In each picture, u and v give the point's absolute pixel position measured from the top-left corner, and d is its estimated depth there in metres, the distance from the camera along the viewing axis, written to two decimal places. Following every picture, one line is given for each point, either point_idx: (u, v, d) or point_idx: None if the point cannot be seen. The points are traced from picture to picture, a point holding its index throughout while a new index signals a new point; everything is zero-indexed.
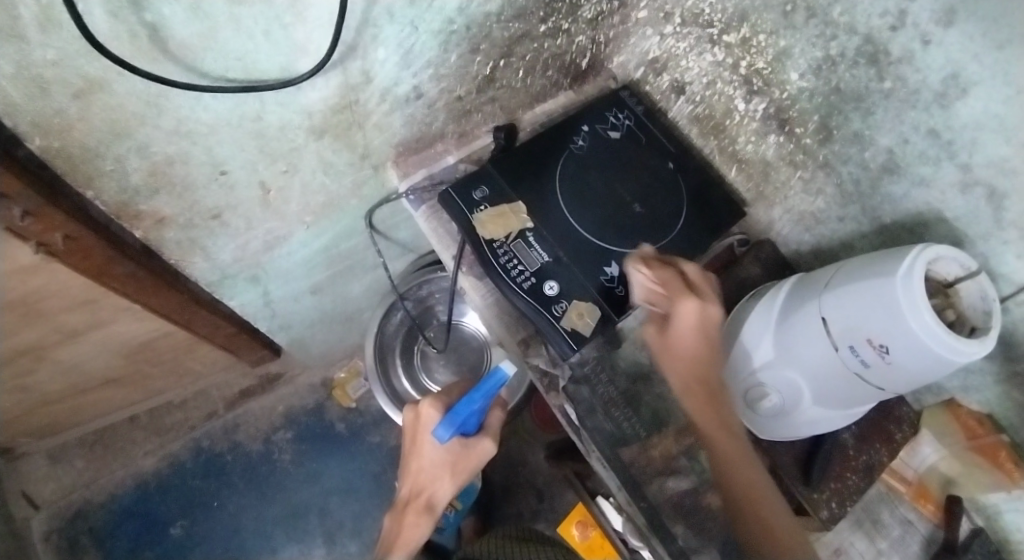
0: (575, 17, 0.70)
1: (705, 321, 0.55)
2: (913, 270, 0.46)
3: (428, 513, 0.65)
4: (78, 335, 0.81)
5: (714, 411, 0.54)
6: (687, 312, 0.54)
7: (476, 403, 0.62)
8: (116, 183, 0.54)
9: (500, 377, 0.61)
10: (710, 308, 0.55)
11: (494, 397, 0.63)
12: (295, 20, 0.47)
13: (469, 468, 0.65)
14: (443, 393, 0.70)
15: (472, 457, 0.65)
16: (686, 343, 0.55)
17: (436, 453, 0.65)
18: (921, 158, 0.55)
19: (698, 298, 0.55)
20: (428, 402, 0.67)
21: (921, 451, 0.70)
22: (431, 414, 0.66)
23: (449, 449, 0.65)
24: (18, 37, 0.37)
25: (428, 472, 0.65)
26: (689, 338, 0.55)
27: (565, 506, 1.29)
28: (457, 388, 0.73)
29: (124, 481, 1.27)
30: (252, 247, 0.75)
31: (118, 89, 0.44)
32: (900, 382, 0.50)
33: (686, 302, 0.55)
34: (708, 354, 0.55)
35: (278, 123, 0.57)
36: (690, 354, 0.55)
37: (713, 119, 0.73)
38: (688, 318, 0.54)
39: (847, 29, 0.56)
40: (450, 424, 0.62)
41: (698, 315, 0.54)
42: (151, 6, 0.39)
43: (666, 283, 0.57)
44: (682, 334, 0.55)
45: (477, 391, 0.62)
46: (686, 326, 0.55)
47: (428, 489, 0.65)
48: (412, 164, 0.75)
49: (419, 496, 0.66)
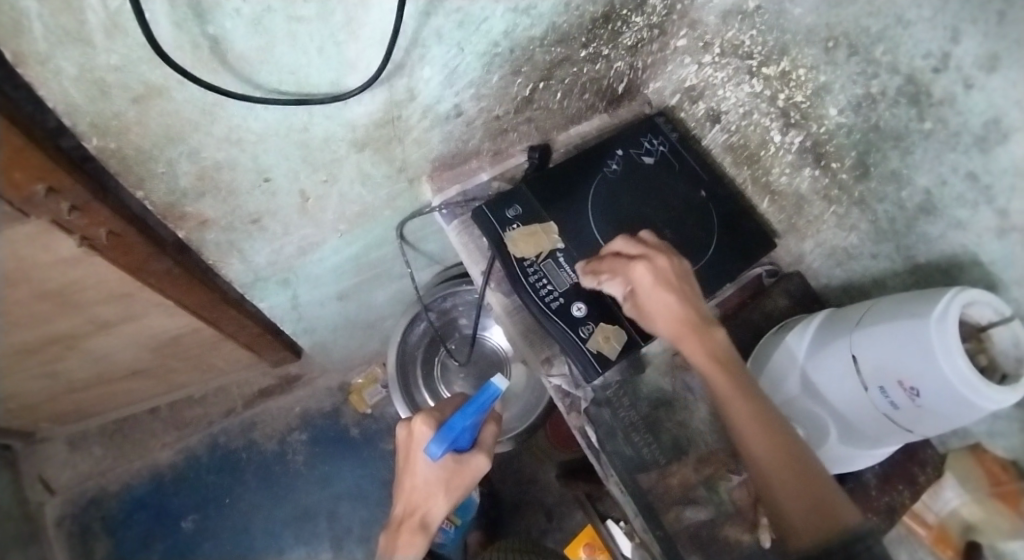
0: (616, 43, 0.70)
1: (659, 275, 0.60)
2: (947, 315, 0.46)
3: (422, 532, 0.65)
4: (110, 326, 0.83)
5: (706, 360, 0.57)
6: (642, 274, 0.60)
7: (468, 419, 0.63)
8: (165, 185, 0.56)
9: (493, 391, 0.62)
10: (658, 261, 0.61)
11: (486, 411, 0.64)
12: (348, 39, 0.49)
13: (463, 484, 0.66)
14: (436, 409, 0.71)
15: (466, 473, 0.66)
16: (655, 302, 0.59)
17: (429, 471, 0.66)
18: (959, 202, 0.54)
19: (646, 258, 0.61)
20: (420, 419, 0.67)
21: (943, 495, 0.67)
22: (423, 432, 0.67)
23: (443, 465, 0.66)
24: (84, 41, 0.38)
25: (422, 490, 0.66)
26: (655, 292, 0.59)
27: (573, 526, 1.28)
28: (451, 404, 0.73)
29: (140, 472, 1.29)
30: (285, 252, 0.77)
31: (176, 96, 0.46)
32: (928, 425, 0.50)
33: (639, 264, 0.60)
34: (679, 302, 0.59)
35: (323, 135, 0.58)
36: (660, 309, 0.59)
37: (748, 149, 0.74)
38: (645, 277, 0.60)
39: (889, 68, 0.56)
40: (443, 440, 0.63)
41: (650, 274, 0.60)
42: (215, 19, 0.41)
43: (614, 265, 0.62)
44: (645, 292, 0.60)
45: (470, 406, 0.63)
46: (645, 286, 0.60)
47: (422, 507, 0.66)
48: (447, 179, 0.77)
49: (413, 514, 0.66)
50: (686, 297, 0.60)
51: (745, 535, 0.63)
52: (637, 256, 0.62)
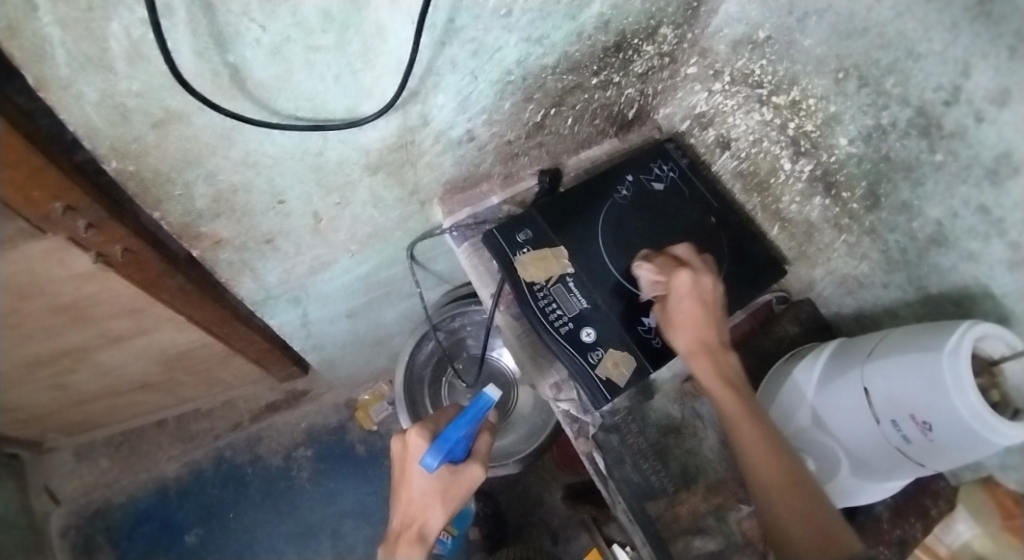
0: (626, 71, 0.71)
1: (699, 289, 0.61)
2: (959, 349, 0.45)
3: (420, 543, 0.64)
4: (122, 340, 0.84)
5: (717, 377, 0.58)
6: (683, 281, 0.61)
7: (462, 430, 0.64)
8: (181, 207, 0.57)
9: (486, 401, 0.63)
10: (703, 276, 0.62)
11: (479, 422, 0.65)
12: (365, 67, 0.50)
13: (460, 495, 0.66)
14: (430, 421, 0.71)
15: (462, 484, 0.66)
16: (686, 310, 0.60)
17: (425, 482, 0.65)
18: (971, 234, 0.54)
19: (690, 269, 0.62)
20: (414, 431, 0.67)
21: (955, 528, 0.66)
22: (418, 443, 0.67)
23: (439, 477, 0.65)
24: (107, 68, 0.39)
25: (418, 502, 0.65)
26: (690, 303, 0.60)
27: (577, 549, 1.26)
28: (445, 416, 0.74)
29: (145, 484, 1.29)
30: (297, 270, 0.77)
31: (195, 122, 0.47)
32: (941, 460, 0.49)
33: (684, 272, 0.61)
34: (707, 318, 0.60)
35: (337, 158, 0.59)
36: (690, 319, 0.60)
37: (758, 176, 0.74)
38: (686, 285, 0.61)
39: (900, 100, 0.56)
40: (438, 451, 0.63)
41: (693, 284, 0.61)
42: (235, 48, 0.42)
43: (664, 267, 0.65)
44: (679, 300, 0.61)
45: (464, 417, 0.64)
46: (681, 293, 0.61)
47: (420, 519, 0.65)
48: (457, 202, 0.78)
49: (410, 526, 0.65)
50: (716, 318, 0.61)
51: None
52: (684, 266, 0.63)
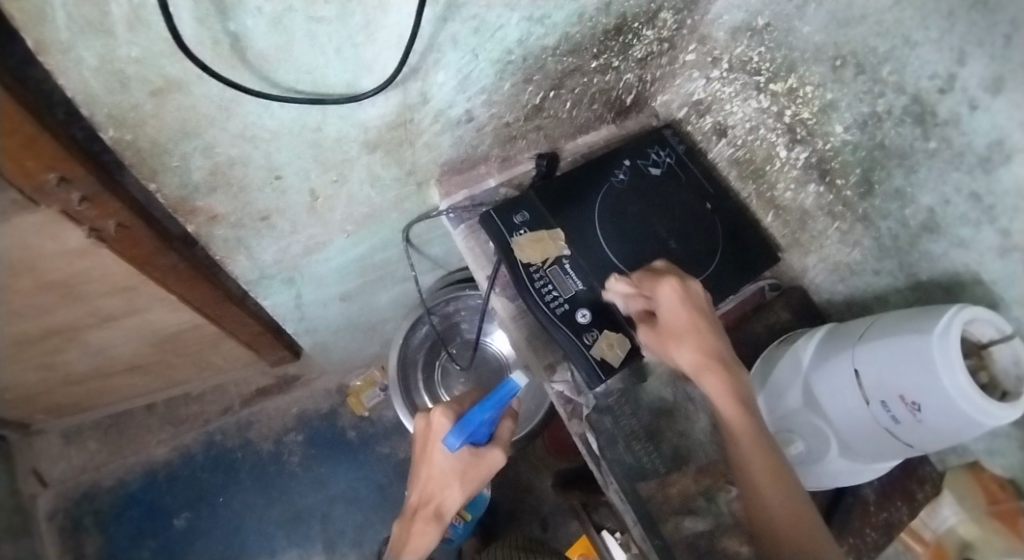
0: (626, 55, 0.71)
1: (689, 297, 0.60)
2: (949, 330, 0.46)
3: (436, 522, 0.66)
4: (112, 319, 0.83)
5: (728, 392, 0.56)
6: (667, 294, 0.60)
7: (487, 413, 0.64)
8: (178, 179, 0.56)
9: (511, 388, 0.63)
10: (690, 286, 0.61)
11: (504, 407, 0.65)
12: (366, 41, 0.49)
13: (479, 477, 0.66)
14: (455, 402, 0.71)
15: (481, 467, 0.66)
16: (679, 317, 0.58)
17: (447, 461, 0.66)
18: (961, 221, 0.55)
19: (677, 280, 0.60)
20: (440, 410, 0.68)
21: (941, 513, 0.67)
22: (443, 422, 0.67)
23: (460, 457, 0.66)
24: (107, 32, 0.39)
25: (438, 480, 0.66)
26: (680, 312, 0.59)
27: (567, 536, 1.27)
28: (469, 398, 0.74)
29: (134, 468, 1.28)
30: (292, 250, 0.77)
31: (194, 91, 0.47)
32: (931, 441, 0.50)
33: (667, 283, 0.60)
34: (704, 324, 0.58)
35: (335, 135, 0.59)
36: (683, 326, 0.58)
37: (754, 163, 0.75)
38: (671, 296, 0.60)
39: (896, 87, 0.57)
40: (461, 432, 0.63)
41: (680, 293, 0.60)
42: (237, 16, 0.41)
43: (640, 283, 0.62)
44: (669, 309, 0.59)
45: (489, 401, 0.64)
46: (670, 303, 0.59)
47: (438, 497, 0.66)
48: (454, 184, 0.78)
49: (428, 503, 0.66)
50: (709, 323, 0.59)
51: (743, 547, 0.63)
52: (667, 277, 0.61)
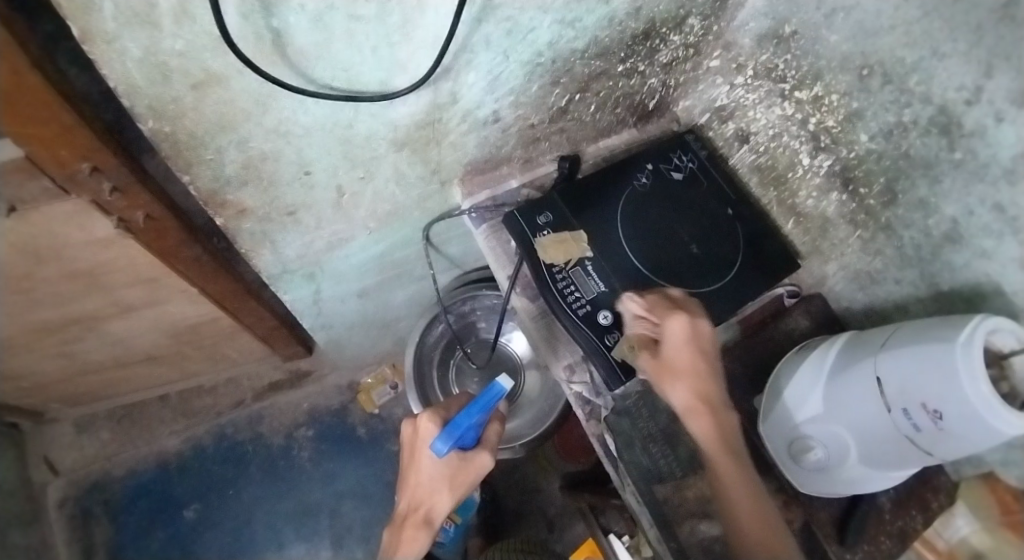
0: (652, 60, 0.72)
1: (695, 337, 0.59)
2: (973, 340, 0.47)
3: (426, 527, 0.66)
4: (132, 310, 0.83)
5: (719, 437, 0.56)
6: (676, 328, 0.59)
7: (473, 417, 0.64)
8: (211, 171, 0.57)
9: (498, 391, 0.63)
10: (699, 324, 0.60)
11: (490, 411, 0.65)
12: (402, 40, 0.50)
13: (467, 482, 0.67)
14: (442, 407, 0.72)
15: (470, 471, 0.67)
16: (684, 357, 0.58)
17: (434, 466, 0.66)
18: (984, 232, 0.55)
19: (686, 316, 0.60)
20: (426, 416, 0.68)
21: (955, 523, 0.66)
22: (430, 428, 0.68)
23: (448, 463, 0.66)
24: (152, 24, 0.39)
25: (426, 486, 0.67)
26: (683, 348, 0.58)
27: (573, 538, 1.27)
28: (457, 403, 0.74)
29: (145, 459, 1.29)
30: (316, 246, 0.78)
31: (233, 85, 0.48)
32: (951, 450, 0.50)
33: (677, 317, 0.60)
34: (705, 366, 0.58)
35: (366, 132, 0.59)
36: (685, 367, 0.58)
37: (776, 170, 0.75)
38: (679, 333, 0.59)
39: (922, 98, 0.57)
40: (447, 438, 0.64)
41: (689, 330, 0.59)
42: (280, 13, 0.42)
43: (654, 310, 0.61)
44: (674, 346, 0.59)
45: (475, 405, 0.64)
46: (677, 341, 0.59)
47: (426, 503, 0.67)
48: (477, 183, 0.78)
49: (418, 509, 0.67)
50: (710, 366, 0.59)
51: None
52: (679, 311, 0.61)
